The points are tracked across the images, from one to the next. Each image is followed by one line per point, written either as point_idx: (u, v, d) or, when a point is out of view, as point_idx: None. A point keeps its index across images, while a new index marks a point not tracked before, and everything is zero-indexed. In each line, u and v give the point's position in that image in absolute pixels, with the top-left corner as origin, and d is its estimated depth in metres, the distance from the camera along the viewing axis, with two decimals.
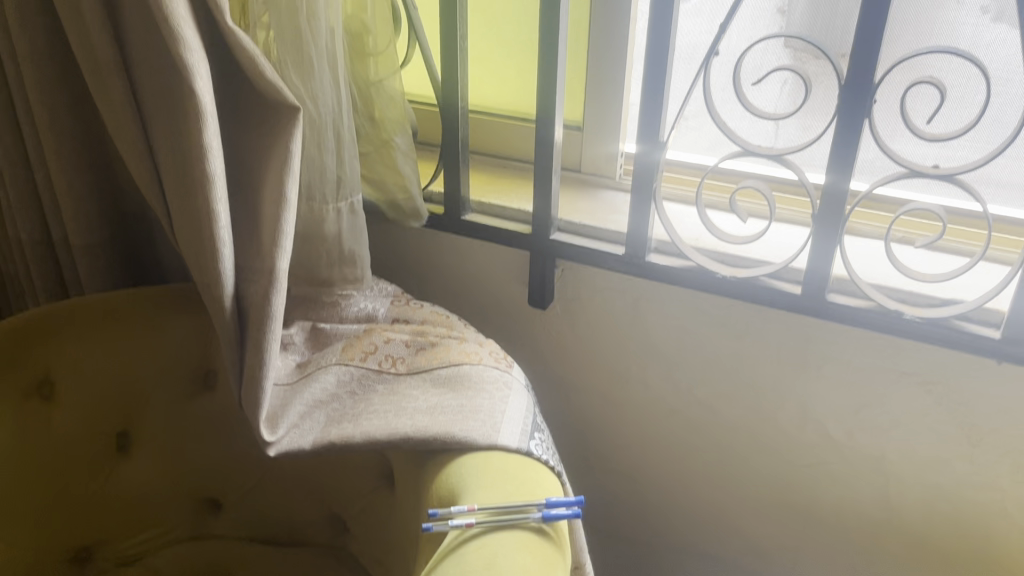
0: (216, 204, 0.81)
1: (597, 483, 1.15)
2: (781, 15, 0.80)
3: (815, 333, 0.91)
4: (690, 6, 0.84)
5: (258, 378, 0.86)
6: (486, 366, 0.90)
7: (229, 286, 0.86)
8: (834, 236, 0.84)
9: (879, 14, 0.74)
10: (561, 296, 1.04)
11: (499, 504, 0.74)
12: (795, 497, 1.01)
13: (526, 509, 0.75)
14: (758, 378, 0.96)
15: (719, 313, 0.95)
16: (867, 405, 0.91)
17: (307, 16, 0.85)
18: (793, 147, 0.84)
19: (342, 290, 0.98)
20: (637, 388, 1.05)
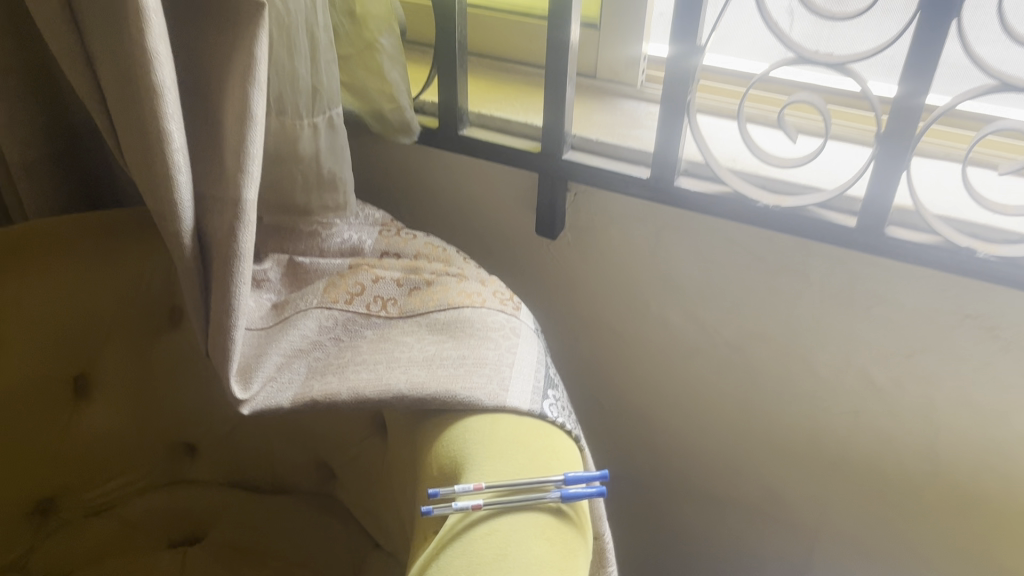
0: (167, 121, 0.67)
1: (607, 424, 1.05)
2: None
3: (867, 269, 0.79)
4: None
5: (227, 326, 0.74)
6: (490, 310, 0.78)
7: (188, 219, 0.73)
8: (901, 160, 0.71)
9: None
10: (572, 222, 0.91)
11: (510, 483, 0.64)
12: (834, 448, 0.90)
13: (542, 487, 0.65)
14: (796, 318, 0.85)
15: (755, 246, 0.83)
16: (920, 351, 0.80)
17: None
18: (858, 53, 0.70)
19: (322, 219, 0.85)
20: (656, 327, 0.93)
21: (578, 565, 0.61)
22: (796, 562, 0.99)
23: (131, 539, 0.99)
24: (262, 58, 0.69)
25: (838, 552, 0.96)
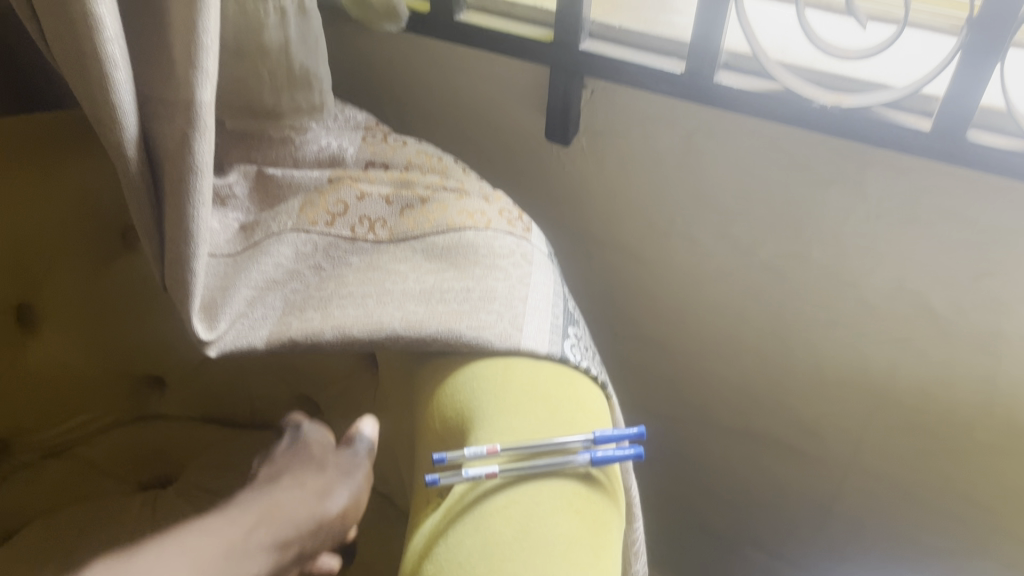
0: (98, 6, 0.53)
1: (621, 346, 0.96)
2: None
3: (934, 182, 0.67)
4: None
5: (185, 256, 0.62)
6: (497, 232, 0.67)
7: (132, 126, 0.59)
8: (996, 53, 0.59)
9: None
10: (588, 124, 0.79)
11: (529, 446, 0.54)
12: (875, 379, 0.81)
13: (567, 447, 0.55)
14: (847, 237, 0.74)
15: (802, 155, 0.71)
16: (987, 275, 0.70)
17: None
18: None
19: (295, 122, 0.72)
20: (680, 244, 0.83)
21: (610, 537, 0.53)
22: (823, 490, 0.93)
23: (96, 483, 0.84)
24: None
25: (873, 483, 0.88)
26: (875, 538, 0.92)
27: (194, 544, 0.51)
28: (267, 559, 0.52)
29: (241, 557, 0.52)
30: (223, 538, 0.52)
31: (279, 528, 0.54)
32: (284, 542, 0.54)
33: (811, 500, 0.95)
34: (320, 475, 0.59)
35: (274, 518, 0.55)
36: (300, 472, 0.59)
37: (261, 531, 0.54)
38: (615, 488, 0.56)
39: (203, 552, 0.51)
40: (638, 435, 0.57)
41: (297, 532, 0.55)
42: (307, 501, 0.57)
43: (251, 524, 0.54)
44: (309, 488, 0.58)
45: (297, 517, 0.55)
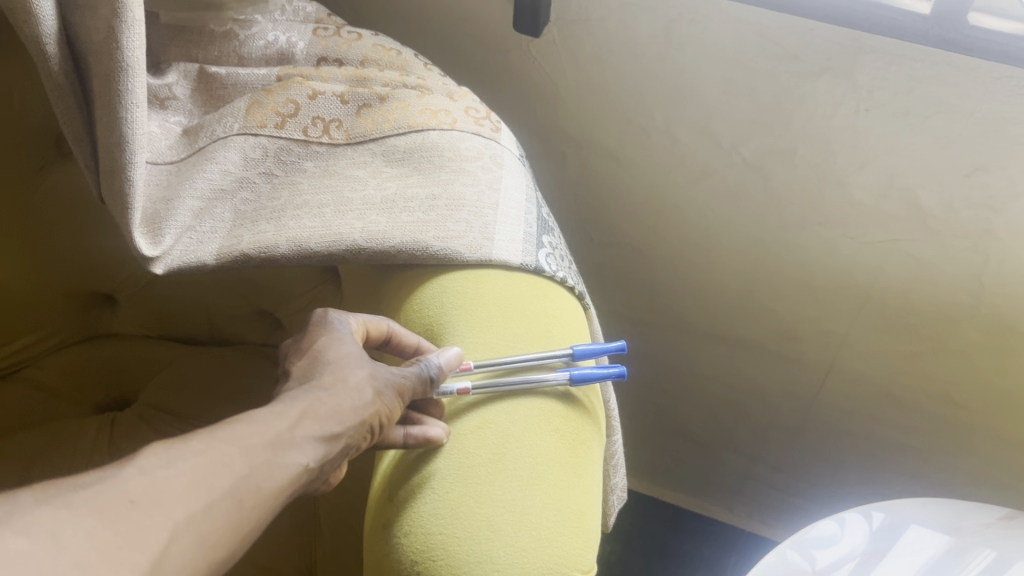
0: None
1: (598, 253, 0.92)
2: None
3: (930, 70, 0.63)
4: None
5: (121, 164, 0.56)
6: (464, 133, 0.62)
7: (50, 16, 0.52)
8: None
9: None
10: (560, 13, 0.73)
11: (504, 363, 0.51)
12: (859, 280, 0.78)
13: (547, 362, 0.52)
14: (836, 132, 0.70)
15: (791, 43, 0.66)
16: (981, 170, 0.66)
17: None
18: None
19: (238, 14, 0.65)
20: (659, 143, 0.79)
21: (590, 455, 0.51)
22: (802, 393, 0.92)
23: (49, 406, 0.80)
24: None
25: (853, 385, 0.87)
26: (851, 439, 0.92)
27: (237, 426, 0.42)
28: (312, 454, 0.43)
29: (285, 447, 0.42)
30: (266, 425, 0.42)
31: (325, 421, 0.44)
32: (330, 436, 0.44)
33: (790, 405, 0.94)
34: (366, 369, 0.48)
35: (320, 410, 0.45)
36: (341, 362, 0.48)
37: (305, 422, 0.44)
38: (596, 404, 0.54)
39: (249, 437, 0.41)
40: (619, 350, 0.55)
41: (342, 429, 0.45)
42: (353, 399, 0.46)
43: (295, 413, 0.44)
44: (356, 386, 0.47)
45: (343, 410, 0.45)
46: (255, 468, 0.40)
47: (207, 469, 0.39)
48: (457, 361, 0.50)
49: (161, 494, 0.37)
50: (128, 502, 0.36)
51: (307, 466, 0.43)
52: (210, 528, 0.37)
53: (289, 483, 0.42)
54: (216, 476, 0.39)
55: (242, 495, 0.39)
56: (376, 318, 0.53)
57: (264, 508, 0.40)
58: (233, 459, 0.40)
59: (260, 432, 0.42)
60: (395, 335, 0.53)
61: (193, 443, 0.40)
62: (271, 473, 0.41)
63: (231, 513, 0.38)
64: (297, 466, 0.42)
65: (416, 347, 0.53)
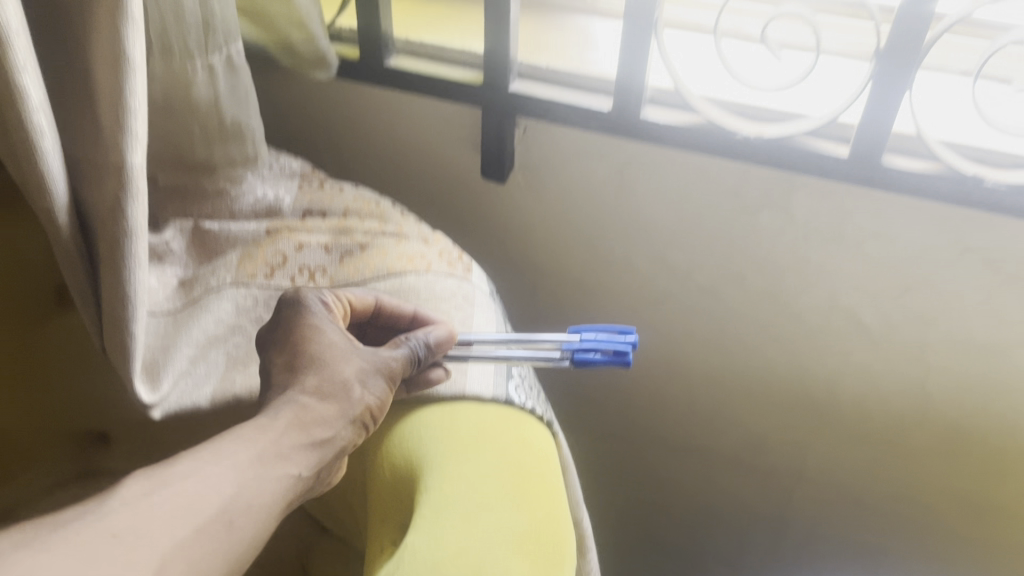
0: (19, 75, 0.50)
1: (570, 375, 0.97)
2: None
3: (860, 203, 0.70)
4: None
5: (123, 320, 0.60)
6: (437, 276, 0.68)
7: (62, 192, 0.58)
8: (906, 80, 0.62)
9: None
10: (523, 160, 0.81)
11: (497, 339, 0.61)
12: (817, 394, 0.84)
13: (528, 501, 0.54)
14: (780, 259, 0.76)
15: (732, 183, 0.73)
16: (912, 289, 0.73)
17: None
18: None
19: (229, 174, 0.71)
20: (621, 272, 0.85)
21: None
22: (775, 501, 0.95)
23: None
24: None
25: (821, 492, 0.91)
26: (826, 545, 0.96)
27: (228, 445, 0.48)
28: (302, 464, 0.50)
29: (279, 460, 0.49)
30: (257, 440, 0.49)
31: (312, 429, 0.51)
32: (318, 442, 0.51)
33: (764, 512, 0.97)
34: (350, 362, 0.55)
35: (306, 419, 0.52)
36: (329, 359, 0.55)
37: (293, 432, 0.50)
38: (611, 357, 0.58)
39: (238, 454, 0.47)
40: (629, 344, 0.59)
41: (332, 433, 0.52)
42: (339, 401, 0.53)
43: (284, 424, 0.50)
44: (341, 384, 0.54)
45: (328, 417, 0.52)
46: (243, 486, 0.46)
47: (199, 491, 0.44)
48: (445, 343, 0.59)
49: (147, 527, 0.41)
50: (110, 536, 0.40)
51: (300, 474, 0.50)
52: (201, 548, 0.42)
53: (283, 493, 0.48)
54: (202, 501, 0.44)
55: (232, 515, 0.44)
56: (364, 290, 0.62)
57: (254, 522, 0.45)
58: (223, 479, 0.45)
59: (247, 452, 0.47)
60: (381, 304, 0.62)
61: (178, 472, 0.45)
62: (260, 489, 0.47)
63: (223, 530, 0.44)
64: (292, 475, 0.49)
65: (413, 314, 0.62)
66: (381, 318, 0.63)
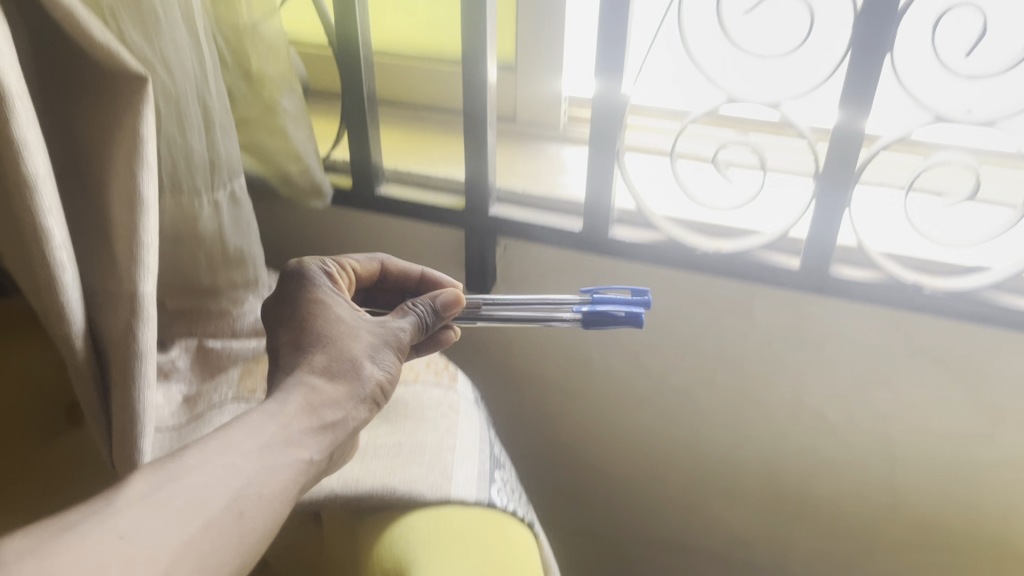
0: (45, 216, 0.55)
1: (558, 477, 1.01)
2: None
3: (814, 309, 0.76)
4: None
5: (133, 437, 0.63)
6: (425, 385, 0.74)
7: (78, 320, 0.61)
8: (842, 200, 0.68)
9: None
10: (504, 276, 0.87)
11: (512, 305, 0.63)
12: (792, 489, 0.88)
13: None
14: (746, 363, 0.82)
15: (696, 293, 0.79)
16: (870, 388, 0.78)
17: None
18: (824, 73, 0.65)
19: (232, 296, 0.76)
20: (599, 377, 0.90)
21: None
22: None
23: None
24: (151, 137, 0.60)
25: None
26: None
27: (233, 435, 0.47)
28: (314, 447, 0.50)
29: (290, 447, 0.49)
30: (264, 431, 0.48)
31: (320, 412, 0.52)
32: (328, 425, 0.51)
33: None
34: (357, 340, 0.57)
35: (316, 400, 0.52)
36: (335, 339, 0.56)
37: (302, 416, 0.50)
38: (616, 318, 0.61)
39: (245, 444, 0.46)
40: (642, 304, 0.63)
41: (342, 413, 0.53)
42: (348, 379, 0.54)
43: (295, 408, 0.51)
44: (350, 362, 0.55)
45: (336, 399, 0.53)
46: (255, 476, 0.45)
47: (203, 488, 0.43)
48: (454, 304, 0.60)
49: (151, 528, 0.40)
50: (117, 538, 0.39)
51: (313, 459, 0.49)
52: (211, 543, 0.42)
53: (296, 479, 0.48)
54: (211, 495, 0.43)
55: (242, 507, 0.44)
56: (368, 256, 0.68)
57: (266, 514, 0.45)
58: (227, 475, 0.44)
59: (258, 439, 0.47)
60: (388, 266, 0.68)
61: (185, 467, 0.44)
62: (267, 479, 0.46)
63: (231, 526, 0.43)
64: (304, 460, 0.49)
65: (419, 274, 0.68)
66: (388, 280, 0.69)
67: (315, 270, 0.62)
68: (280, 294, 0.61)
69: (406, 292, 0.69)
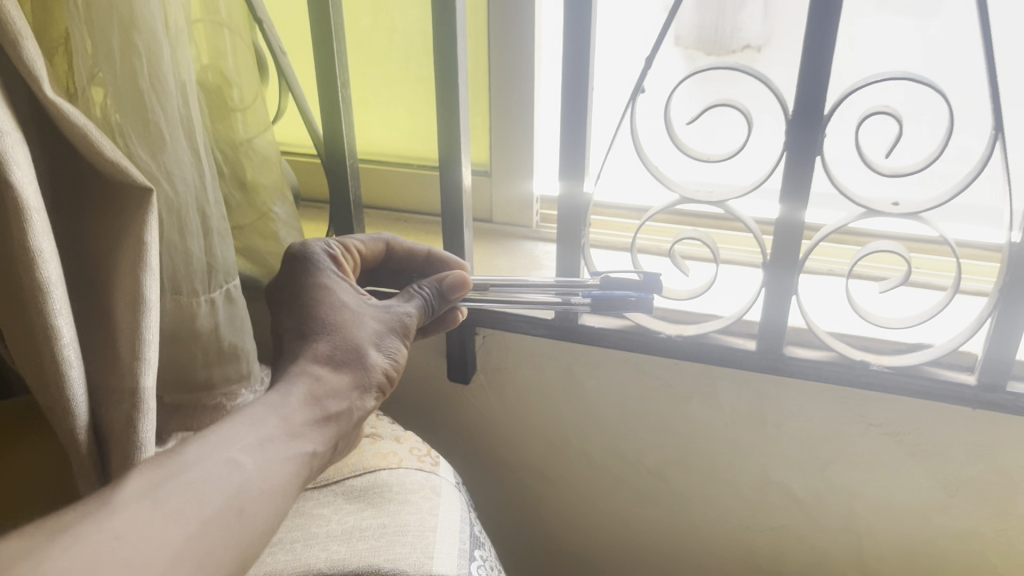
0: (56, 318, 0.59)
1: (541, 561, 1.04)
2: (753, 50, 0.73)
3: (773, 389, 0.81)
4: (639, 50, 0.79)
5: None
6: (409, 469, 0.78)
7: (83, 413, 0.65)
8: (790, 286, 0.74)
9: (828, 22, 0.63)
10: (484, 365, 0.92)
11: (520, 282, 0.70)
12: (766, 565, 0.91)
13: None
14: (714, 442, 0.86)
15: (664, 376, 0.84)
16: (831, 462, 0.82)
17: (147, 61, 0.65)
18: (740, 184, 0.79)
19: (226, 389, 0.80)
20: (577, 460, 0.94)
21: None
22: None
23: None
24: (154, 243, 0.65)
25: None
26: None
27: (236, 429, 0.50)
28: (316, 439, 0.53)
29: (295, 437, 0.52)
30: (266, 426, 0.51)
31: (324, 402, 0.55)
32: (331, 416, 0.55)
33: None
34: (361, 329, 0.61)
35: (319, 389, 0.56)
36: (339, 327, 0.60)
37: (308, 407, 0.54)
38: (622, 300, 0.69)
39: (246, 438, 0.49)
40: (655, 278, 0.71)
41: (345, 401, 0.57)
42: (353, 368, 0.58)
43: (300, 397, 0.55)
44: (354, 350, 0.59)
45: (339, 389, 0.57)
46: (257, 475, 0.48)
47: (204, 484, 0.46)
48: (459, 287, 0.66)
49: (150, 527, 0.42)
50: (114, 537, 0.41)
51: (317, 449, 0.53)
52: (211, 542, 0.44)
53: (298, 470, 0.51)
54: (211, 492, 0.46)
55: (243, 505, 0.46)
56: (374, 236, 0.73)
57: (269, 509, 0.48)
58: (230, 473, 0.47)
59: (259, 434, 0.50)
60: (392, 245, 0.74)
61: (185, 462, 0.46)
62: (268, 474, 0.49)
63: (233, 523, 0.46)
64: (309, 451, 0.52)
65: (426, 253, 0.74)
66: (394, 259, 0.75)
67: (322, 261, 0.66)
68: (287, 280, 0.65)
69: (412, 270, 0.75)
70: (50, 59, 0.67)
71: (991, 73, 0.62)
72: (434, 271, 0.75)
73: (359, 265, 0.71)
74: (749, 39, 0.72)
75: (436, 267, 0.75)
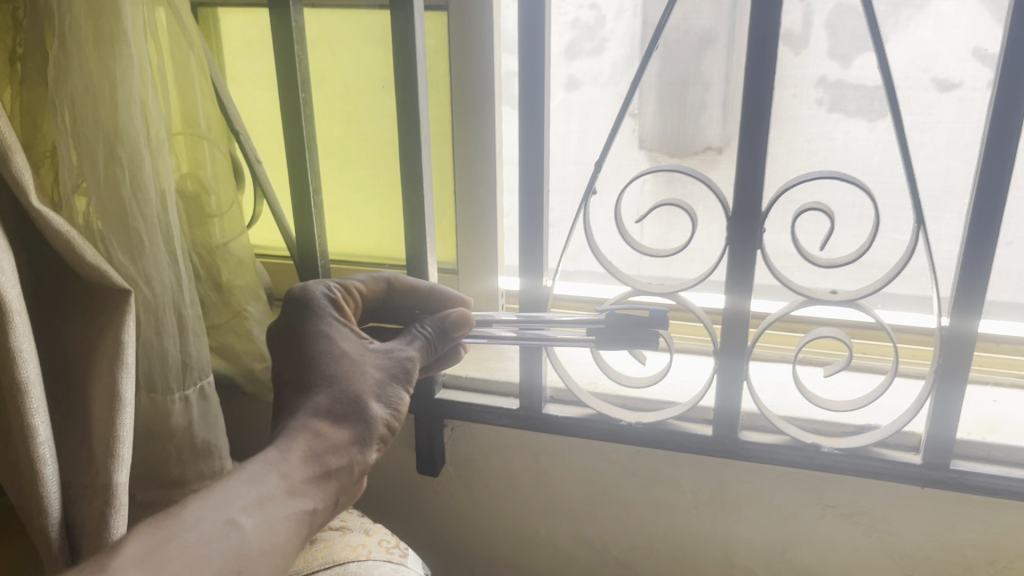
0: (33, 416, 0.61)
1: None
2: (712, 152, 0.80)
3: (731, 473, 0.83)
4: (591, 154, 0.85)
5: None
6: (377, 561, 0.79)
7: (57, 509, 0.65)
8: (740, 371, 0.77)
9: (757, 133, 0.69)
10: (453, 456, 0.94)
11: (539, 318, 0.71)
12: None
13: None
14: (678, 528, 0.88)
15: (627, 462, 0.87)
16: (791, 545, 0.84)
17: (129, 171, 0.69)
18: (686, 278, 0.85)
19: (198, 486, 0.81)
20: (547, 549, 0.95)
21: None
22: None
23: None
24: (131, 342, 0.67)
25: None
26: None
27: (236, 487, 0.51)
28: (315, 496, 0.54)
29: (296, 494, 0.53)
30: (267, 483, 0.52)
31: (323, 459, 0.56)
32: (329, 472, 0.56)
33: None
34: (363, 376, 0.61)
35: (320, 445, 0.56)
36: (339, 376, 0.60)
37: (308, 464, 0.55)
38: (634, 341, 0.67)
39: (246, 495, 0.51)
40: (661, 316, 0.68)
41: (345, 456, 0.57)
42: (353, 423, 0.58)
43: (299, 455, 0.55)
44: (355, 401, 0.59)
45: (339, 445, 0.57)
46: (255, 534, 0.50)
47: (203, 544, 0.48)
48: (462, 325, 0.67)
49: None
50: None
51: (316, 506, 0.54)
52: None
53: (299, 527, 0.52)
54: (209, 552, 0.47)
55: (241, 564, 0.48)
56: (374, 277, 0.73)
57: (267, 566, 0.49)
58: (227, 534, 0.49)
59: (258, 494, 0.51)
60: (393, 283, 0.74)
61: (184, 523, 0.48)
62: (266, 532, 0.50)
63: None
64: (308, 508, 0.54)
65: (427, 289, 0.74)
66: (397, 296, 0.75)
67: (323, 307, 0.65)
68: (288, 327, 0.64)
69: (413, 305, 0.75)
70: (36, 171, 0.71)
71: (908, 173, 0.68)
72: (435, 306, 0.75)
73: (361, 306, 0.72)
74: (710, 142, 0.80)
75: (438, 303, 0.75)
